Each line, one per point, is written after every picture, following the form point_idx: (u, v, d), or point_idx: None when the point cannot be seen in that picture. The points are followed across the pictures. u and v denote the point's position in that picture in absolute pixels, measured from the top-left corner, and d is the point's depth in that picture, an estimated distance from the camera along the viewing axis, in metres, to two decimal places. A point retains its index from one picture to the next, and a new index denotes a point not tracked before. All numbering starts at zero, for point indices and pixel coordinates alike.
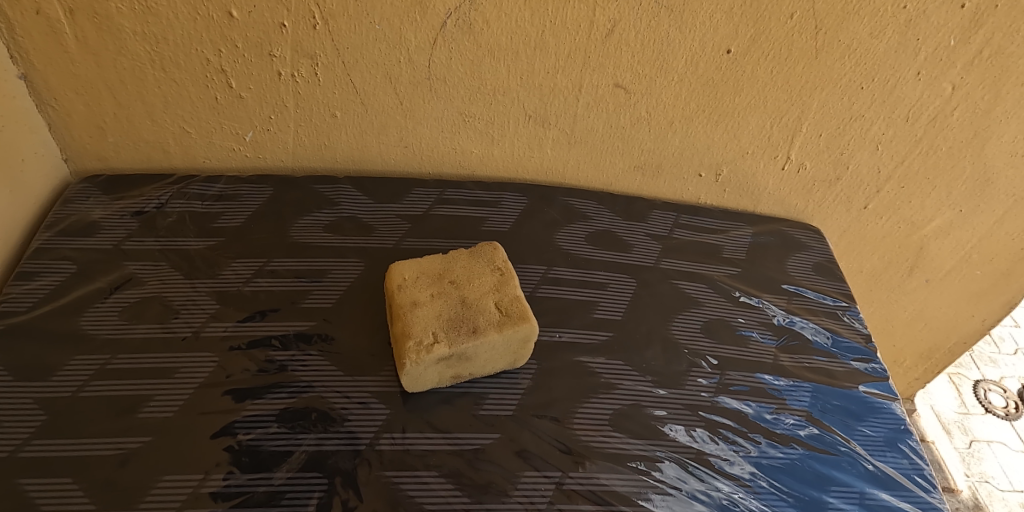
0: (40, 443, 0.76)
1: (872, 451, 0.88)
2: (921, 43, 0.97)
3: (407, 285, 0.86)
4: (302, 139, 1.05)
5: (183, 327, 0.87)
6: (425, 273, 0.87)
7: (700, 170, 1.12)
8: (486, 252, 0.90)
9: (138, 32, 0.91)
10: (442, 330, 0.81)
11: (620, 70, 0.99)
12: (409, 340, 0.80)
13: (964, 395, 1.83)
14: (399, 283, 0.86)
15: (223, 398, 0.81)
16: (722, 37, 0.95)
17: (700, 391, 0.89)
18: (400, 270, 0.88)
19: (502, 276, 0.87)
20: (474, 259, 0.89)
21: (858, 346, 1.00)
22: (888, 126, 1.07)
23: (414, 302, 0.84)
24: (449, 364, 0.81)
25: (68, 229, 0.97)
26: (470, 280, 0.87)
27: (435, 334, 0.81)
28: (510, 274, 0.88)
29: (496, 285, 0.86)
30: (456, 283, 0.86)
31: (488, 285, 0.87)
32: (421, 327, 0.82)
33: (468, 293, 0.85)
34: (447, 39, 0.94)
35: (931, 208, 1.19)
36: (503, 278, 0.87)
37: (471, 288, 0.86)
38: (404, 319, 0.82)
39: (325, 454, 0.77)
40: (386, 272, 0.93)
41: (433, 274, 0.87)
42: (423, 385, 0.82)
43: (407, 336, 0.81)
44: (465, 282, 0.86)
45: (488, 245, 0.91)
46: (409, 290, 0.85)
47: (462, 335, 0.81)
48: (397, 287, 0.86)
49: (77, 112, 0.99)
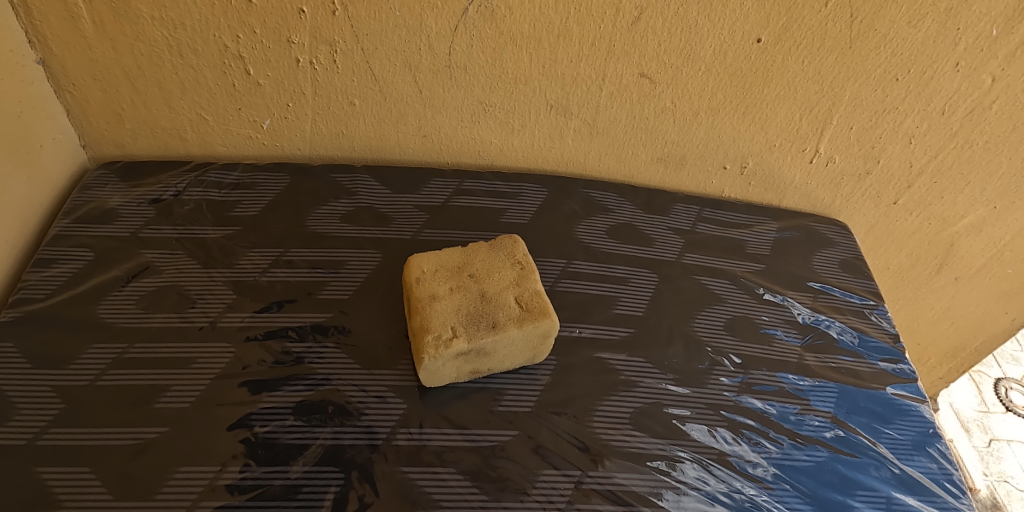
0: (57, 432, 0.76)
1: (899, 455, 0.86)
2: (961, 32, 0.93)
3: (425, 278, 0.84)
4: (320, 127, 1.03)
5: (200, 317, 0.86)
6: (444, 264, 0.86)
7: (725, 162, 1.10)
8: (506, 245, 0.88)
9: (156, 17, 0.90)
10: (460, 325, 0.80)
11: (646, 59, 0.96)
12: (427, 334, 0.79)
13: (985, 392, 1.79)
14: (417, 276, 0.85)
15: (239, 389, 0.80)
16: (753, 26, 0.92)
17: (723, 390, 0.87)
18: (419, 262, 0.86)
19: (522, 271, 0.86)
20: (494, 252, 0.88)
21: (886, 347, 0.97)
22: (922, 119, 1.03)
23: (433, 296, 0.82)
24: (468, 359, 0.80)
25: (86, 216, 0.97)
26: (490, 274, 0.85)
27: (454, 329, 0.80)
28: (531, 269, 0.86)
29: (516, 280, 0.85)
30: (475, 277, 0.84)
31: (507, 279, 0.85)
32: (439, 322, 0.80)
33: (488, 287, 0.83)
34: (469, 26, 0.92)
35: (962, 205, 1.15)
36: (523, 272, 0.85)
37: (491, 282, 0.84)
38: (422, 313, 0.81)
39: (341, 448, 0.76)
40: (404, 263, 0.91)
41: (451, 268, 0.86)
42: (442, 381, 0.81)
43: (425, 330, 0.80)
44: (484, 276, 0.85)
45: (508, 238, 0.89)
46: (428, 284, 0.84)
47: (481, 331, 0.79)
48: (415, 280, 0.84)
49: (94, 97, 0.98)
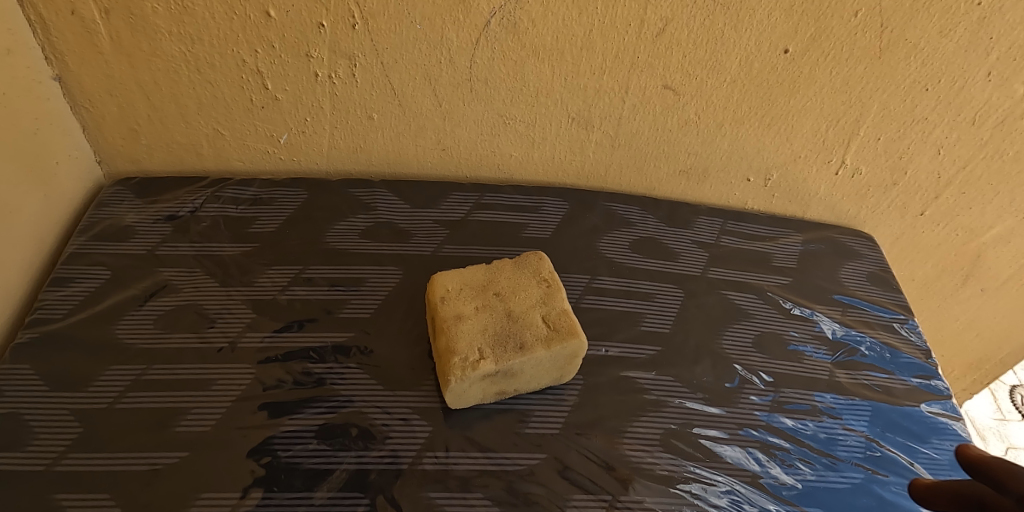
0: (74, 457, 0.74)
1: (936, 475, 0.83)
2: (994, 41, 0.91)
3: (450, 297, 0.83)
4: (338, 142, 1.02)
5: (219, 338, 0.85)
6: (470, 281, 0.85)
7: (748, 174, 1.08)
8: (532, 262, 0.87)
9: (174, 32, 0.89)
10: (487, 346, 0.78)
11: (670, 71, 0.94)
12: (453, 356, 0.77)
13: (1001, 400, 1.77)
14: (442, 295, 0.83)
15: (260, 412, 0.78)
16: (780, 36, 0.91)
17: (753, 409, 0.85)
18: (443, 280, 0.84)
19: (549, 289, 0.84)
20: (519, 270, 0.86)
21: (918, 362, 0.95)
22: (951, 130, 1.01)
23: (458, 315, 0.80)
24: (495, 381, 0.78)
25: (102, 233, 0.95)
26: (516, 293, 0.83)
27: (481, 351, 0.78)
28: (557, 287, 0.84)
29: (542, 298, 0.83)
30: (502, 296, 0.83)
31: (534, 297, 0.83)
32: (466, 343, 0.78)
33: (514, 306, 0.82)
34: (490, 39, 0.91)
35: (991, 215, 1.13)
36: (549, 290, 0.84)
37: (517, 300, 0.82)
38: (447, 333, 0.79)
39: (366, 473, 0.75)
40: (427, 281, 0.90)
41: (476, 286, 0.84)
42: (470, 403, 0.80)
43: (451, 352, 0.78)
44: (510, 295, 0.83)
45: (533, 255, 0.87)
46: (453, 303, 0.82)
47: (509, 352, 0.77)
48: (439, 299, 0.82)
49: (110, 113, 0.97)
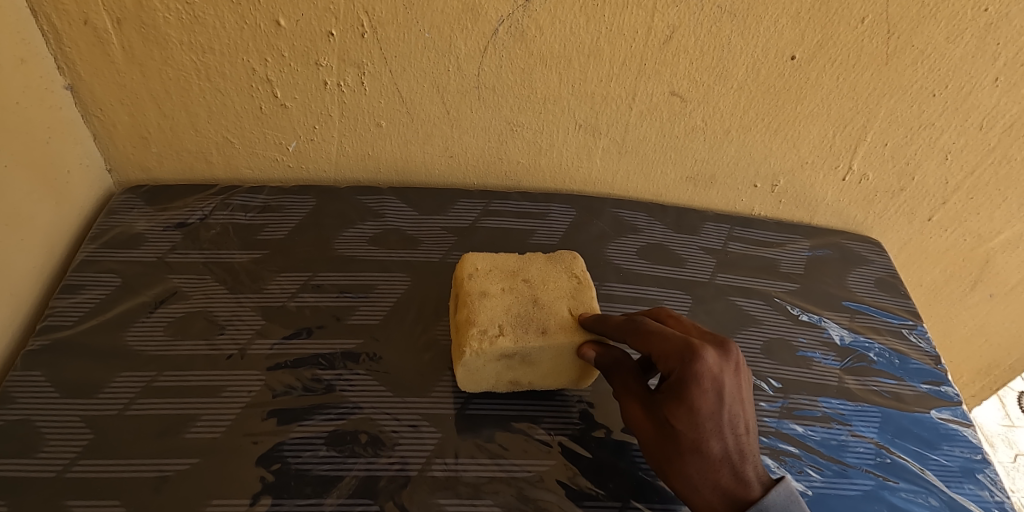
0: (85, 464, 0.75)
1: (947, 482, 0.83)
2: (1001, 47, 0.91)
3: (478, 275, 0.83)
4: (347, 149, 1.03)
5: (229, 345, 0.85)
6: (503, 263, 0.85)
7: (755, 180, 1.08)
8: (566, 260, 0.87)
9: (185, 41, 0.89)
10: (508, 324, 0.78)
11: (677, 77, 0.95)
12: (473, 328, 0.78)
13: (1009, 406, 1.76)
14: (470, 272, 0.84)
15: (269, 418, 0.79)
16: (787, 43, 0.91)
17: (762, 416, 0.85)
18: (473, 259, 0.85)
19: (579, 284, 0.84)
20: (552, 264, 0.86)
21: (927, 368, 0.95)
22: (958, 135, 1.01)
23: (484, 292, 0.81)
24: (510, 365, 0.79)
25: (112, 240, 0.96)
26: (545, 283, 0.83)
27: (502, 327, 0.78)
28: (588, 285, 0.84)
29: (572, 292, 0.83)
30: (531, 283, 0.83)
31: (565, 291, 0.83)
32: (487, 318, 0.79)
33: (541, 294, 0.82)
34: (498, 47, 0.91)
35: (999, 221, 1.13)
36: (580, 286, 0.84)
37: (546, 289, 0.82)
38: (471, 307, 0.80)
39: (375, 479, 0.75)
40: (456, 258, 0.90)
41: (506, 270, 0.84)
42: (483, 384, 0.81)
43: (471, 323, 0.78)
44: (539, 283, 0.83)
45: (568, 253, 0.88)
46: (480, 281, 0.83)
47: (529, 336, 0.78)
48: (467, 276, 0.83)
49: (122, 122, 0.98)
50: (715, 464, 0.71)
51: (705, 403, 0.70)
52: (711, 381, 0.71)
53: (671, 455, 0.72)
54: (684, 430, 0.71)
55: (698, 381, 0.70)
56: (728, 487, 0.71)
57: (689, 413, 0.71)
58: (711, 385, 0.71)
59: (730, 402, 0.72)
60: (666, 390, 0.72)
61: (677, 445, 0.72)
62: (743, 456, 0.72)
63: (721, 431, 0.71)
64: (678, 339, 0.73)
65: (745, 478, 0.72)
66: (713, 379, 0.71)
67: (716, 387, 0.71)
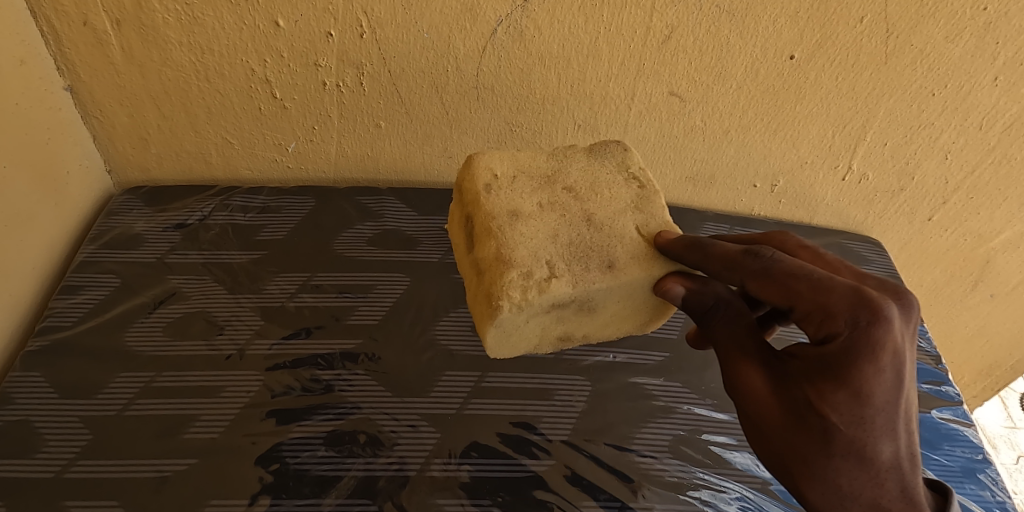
0: (84, 464, 0.74)
1: (949, 482, 0.83)
2: (1000, 46, 0.91)
3: (500, 187, 0.75)
4: (346, 150, 1.03)
5: (228, 345, 0.85)
6: (530, 176, 0.77)
7: (754, 180, 1.08)
8: (616, 155, 0.79)
9: (184, 42, 0.89)
10: (556, 259, 0.70)
11: (676, 77, 0.95)
12: (514, 270, 0.69)
13: (1012, 408, 1.76)
14: (487, 183, 0.75)
15: (268, 419, 0.78)
16: (786, 43, 0.91)
17: None
18: (489, 165, 0.77)
19: (640, 192, 0.77)
20: (600, 165, 0.78)
21: (928, 368, 0.94)
22: (958, 135, 1.01)
23: (516, 215, 0.72)
24: (558, 309, 0.72)
25: (112, 241, 0.96)
26: (594, 194, 0.75)
27: (549, 266, 0.70)
28: (649, 190, 0.77)
29: (634, 202, 0.75)
30: (573, 193, 0.75)
31: (624, 201, 0.76)
32: (529, 254, 0.70)
33: (592, 209, 0.74)
34: (497, 47, 0.91)
35: (1000, 220, 1.12)
36: (641, 193, 0.76)
37: (596, 202, 0.75)
38: (503, 240, 0.71)
39: (374, 480, 0.74)
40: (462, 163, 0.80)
41: (539, 178, 0.76)
42: (513, 341, 0.77)
43: (509, 263, 0.69)
44: (587, 195, 0.75)
45: (615, 145, 0.80)
46: (507, 196, 0.74)
47: (587, 273, 0.70)
48: (485, 189, 0.75)
49: (121, 123, 0.98)
50: (879, 472, 0.60)
51: (881, 389, 0.58)
52: (892, 357, 0.57)
53: (818, 452, 0.60)
54: (844, 422, 0.59)
55: (876, 357, 0.57)
56: (890, 501, 0.60)
57: (856, 402, 0.58)
58: (891, 363, 0.57)
59: (907, 388, 0.59)
60: (822, 365, 0.59)
61: (828, 440, 0.59)
62: (910, 464, 0.60)
63: (893, 431, 0.59)
64: (847, 290, 0.59)
65: (912, 491, 0.60)
66: (894, 355, 0.57)
67: (896, 366, 0.57)
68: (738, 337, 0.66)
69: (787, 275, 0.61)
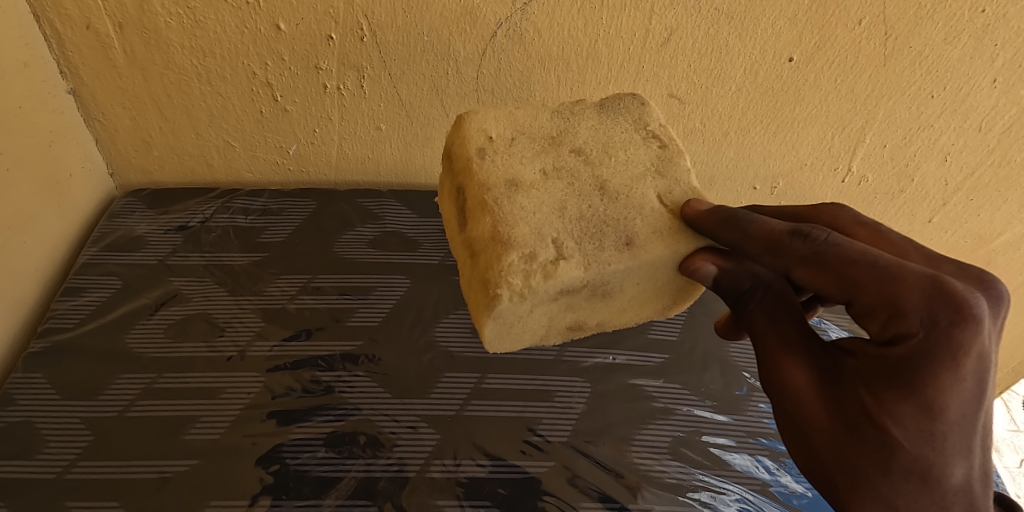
0: (86, 465, 0.75)
1: None
2: (999, 48, 0.92)
3: (495, 153, 0.72)
4: (347, 152, 1.03)
5: (228, 347, 0.85)
6: (529, 138, 0.74)
7: (754, 182, 1.08)
8: (633, 110, 0.77)
9: (186, 45, 0.90)
10: (562, 238, 0.67)
11: (676, 80, 0.95)
12: (515, 253, 0.65)
13: (1015, 411, 1.75)
14: (480, 148, 0.73)
15: (269, 420, 0.79)
16: (785, 45, 0.91)
17: (761, 417, 0.85)
18: (487, 128, 0.74)
19: (661, 153, 0.74)
20: (618, 123, 0.76)
21: None
22: (958, 136, 1.01)
23: (515, 183, 0.70)
24: (572, 293, 0.69)
25: (113, 244, 0.97)
26: (605, 158, 0.73)
27: (556, 247, 0.67)
28: (673, 151, 0.74)
29: (655, 166, 0.73)
30: (584, 156, 0.73)
31: (643, 163, 0.73)
32: (533, 234, 0.67)
33: (603, 173, 0.72)
34: (497, 49, 0.91)
35: (1000, 221, 1.12)
36: (663, 154, 0.74)
37: (609, 168, 0.72)
38: (501, 216, 0.67)
39: (374, 481, 0.75)
40: (453, 125, 0.77)
41: (543, 139, 0.74)
42: (516, 333, 0.73)
43: (508, 245, 0.66)
44: (598, 160, 0.73)
45: (632, 100, 0.78)
46: (504, 163, 0.71)
47: (601, 252, 0.67)
48: (480, 155, 0.72)
49: (124, 126, 0.99)
50: (944, 492, 0.58)
51: (956, 401, 0.55)
52: (974, 362, 0.54)
53: (877, 461, 0.58)
54: (911, 434, 0.56)
55: (952, 361, 0.54)
56: None
57: (926, 414, 0.55)
58: (971, 372, 0.54)
59: (987, 400, 0.56)
60: (887, 366, 0.56)
61: (890, 451, 0.57)
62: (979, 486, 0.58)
63: (966, 450, 0.57)
64: (920, 283, 0.55)
65: None
66: (976, 362, 0.54)
67: (976, 375, 0.54)
68: (780, 327, 0.65)
69: (844, 263, 0.58)
